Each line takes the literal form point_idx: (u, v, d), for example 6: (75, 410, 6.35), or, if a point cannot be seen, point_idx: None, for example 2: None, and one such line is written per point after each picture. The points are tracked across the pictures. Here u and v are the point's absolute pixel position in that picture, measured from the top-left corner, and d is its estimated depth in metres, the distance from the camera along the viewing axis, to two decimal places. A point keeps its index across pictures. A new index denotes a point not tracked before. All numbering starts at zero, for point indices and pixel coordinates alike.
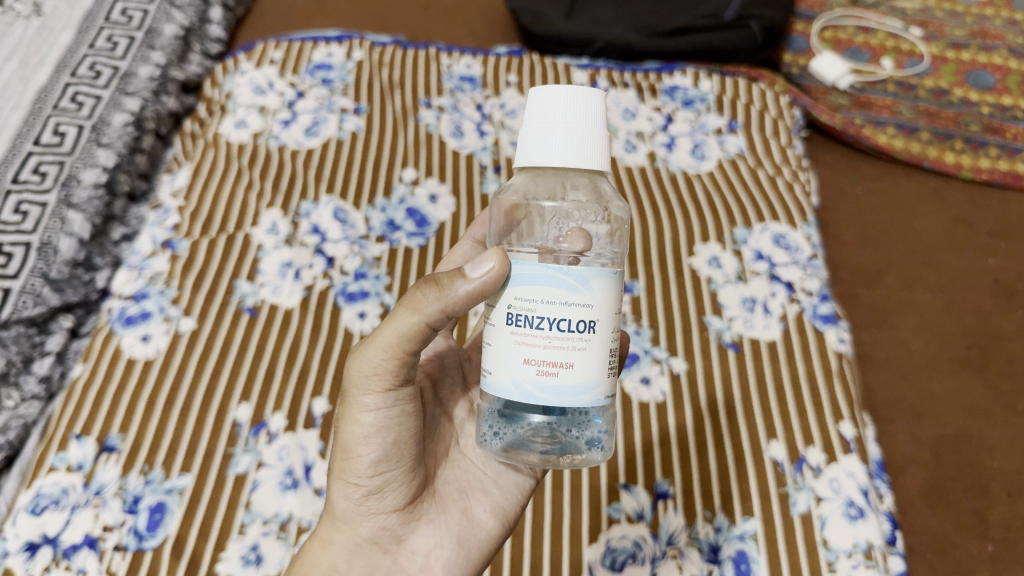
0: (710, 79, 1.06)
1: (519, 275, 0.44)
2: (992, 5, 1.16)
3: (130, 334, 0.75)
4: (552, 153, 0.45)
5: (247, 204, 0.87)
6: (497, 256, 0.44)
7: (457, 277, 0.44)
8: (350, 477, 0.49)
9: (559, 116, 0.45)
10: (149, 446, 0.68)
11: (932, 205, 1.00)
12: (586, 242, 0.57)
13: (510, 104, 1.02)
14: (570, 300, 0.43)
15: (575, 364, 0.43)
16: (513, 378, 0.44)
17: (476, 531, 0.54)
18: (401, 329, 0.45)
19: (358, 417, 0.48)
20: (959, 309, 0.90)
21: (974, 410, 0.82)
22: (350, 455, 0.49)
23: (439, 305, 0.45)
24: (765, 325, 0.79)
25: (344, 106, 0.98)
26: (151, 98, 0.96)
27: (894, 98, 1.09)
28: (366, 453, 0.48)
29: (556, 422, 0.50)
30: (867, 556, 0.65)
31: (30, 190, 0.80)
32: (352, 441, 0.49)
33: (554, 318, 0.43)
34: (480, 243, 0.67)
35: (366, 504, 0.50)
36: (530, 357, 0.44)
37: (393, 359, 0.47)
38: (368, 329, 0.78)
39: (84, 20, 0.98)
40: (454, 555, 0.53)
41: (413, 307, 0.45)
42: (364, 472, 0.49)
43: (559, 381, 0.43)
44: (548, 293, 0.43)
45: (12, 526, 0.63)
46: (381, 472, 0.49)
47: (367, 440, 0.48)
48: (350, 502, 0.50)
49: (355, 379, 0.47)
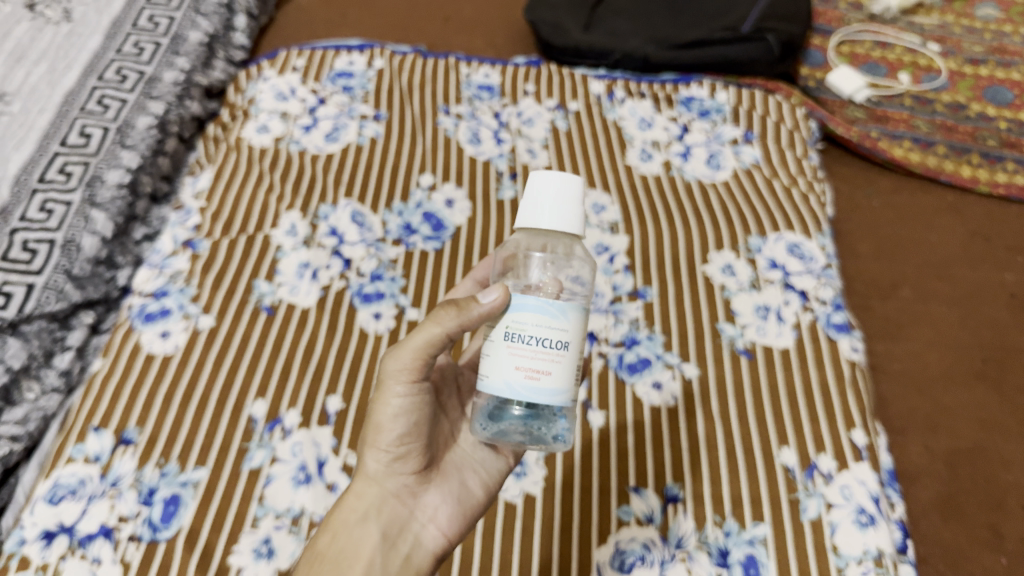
0: (727, 90, 1.06)
1: (516, 303, 0.47)
2: (1009, 22, 1.18)
3: (149, 331, 0.76)
4: (541, 221, 0.50)
5: (267, 206, 0.88)
6: (500, 287, 0.48)
7: (470, 300, 0.49)
8: (376, 449, 0.53)
9: (546, 200, 0.51)
10: (165, 440, 0.69)
11: (948, 219, 1.00)
12: (559, 287, 0.57)
13: (527, 113, 1.03)
14: (557, 323, 0.46)
15: (560, 373, 0.47)
16: (500, 382, 0.47)
17: (475, 493, 0.57)
18: (428, 334, 0.50)
19: (389, 401, 0.52)
20: (975, 322, 0.90)
21: (989, 424, 0.82)
22: (378, 429, 0.52)
23: (456, 321, 0.49)
24: (779, 333, 0.80)
25: (364, 112, 1.00)
26: (175, 102, 0.98)
27: (911, 111, 1.09)
28: (394, 428, 0.52)
29: (531, 420, 0.53)
30: (878, 563, 0.65)
31: (55, 190, 0.82)
32: (381, 417, 0.52)
33: (545, 334, 0.46)
34: (480, 284, 0.66)
35: (389, 473, 0.53)
36: (520, 364, 0.46)
37: (423, 355, 0.51)
38: (383, 331, 0.79)
39: (111, 26, 1.00)
40: (456, 512, 0.55)
41: (435, 320, 0.50)
42: (391, 444, 0.52)
43: (543, 387, 0.46)
44: (536, 312, 0.46)
45: (30, 515, 0.64)
46: (406, 445, 0.53)
47: (396, 418, 0.52)
48: (375, 470, 0.53)
49: (389, 371, 0.52)
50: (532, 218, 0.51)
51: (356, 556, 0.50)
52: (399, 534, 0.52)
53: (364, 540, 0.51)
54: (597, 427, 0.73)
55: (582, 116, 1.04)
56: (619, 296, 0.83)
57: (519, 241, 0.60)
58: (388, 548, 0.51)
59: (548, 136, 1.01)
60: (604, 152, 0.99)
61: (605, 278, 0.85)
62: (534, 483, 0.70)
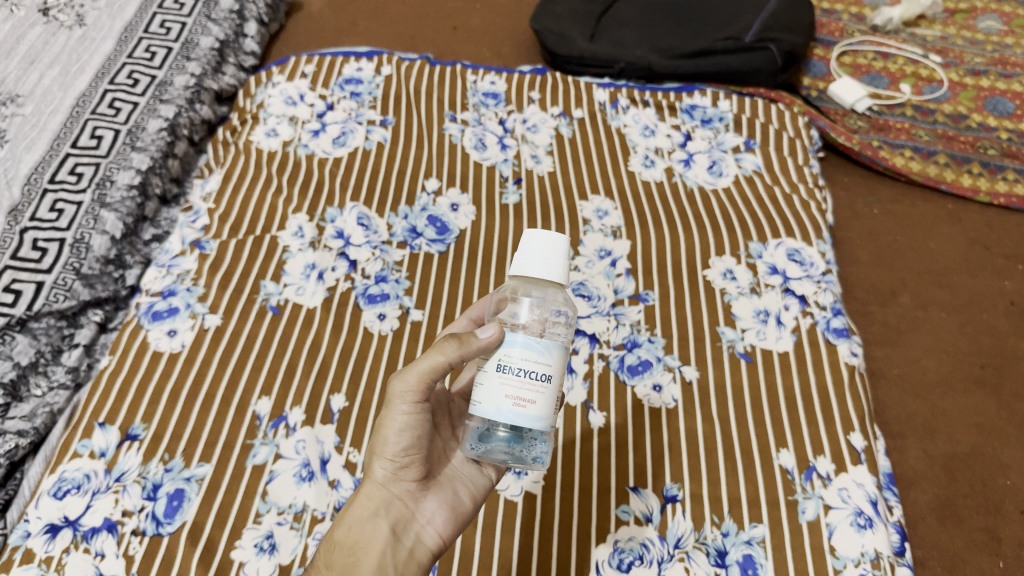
0: (729, 99, 1.08)
1: (508, 339, 0.48)
2: (1011, 34, 1.20)
3: (156, 329, 0.77)
4: (531, 270, 0.51)
5: (275, 208, 0.89)
6: (496, 325, 0.49)
7: (471, 334, 0.49)
8: (383, 458, 0.53)
9: (533, 254, 0.51)
10: (171, 435, 0.70)
11: (948, 228, 1.02)
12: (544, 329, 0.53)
13: (532, 120, 1.05)
14: (544, 357, 0.47)
15: (545, 401, 0.48)
16: (489, 407, 0.48)
17: (468, 499, 0.57)
18: (433, 360, 0.51)
19: (396, 417, 0.52)
20: (973, 329, 0.91)
21: (987, 429, 0.83)
22: (384, 439, 0.53)
23: (458, 353, 0.49)
24: (778, 336, 0.81)
25: (371, 118, 1.01)
26: (186, 105, 0.99)
27: (912, 121, 1.10)
28: (399, 441, 0.52)
29: (514, 443, 0.52)
30: (875, 565, 0.65)
31: (66, 190, 0.85)
32: (388, 429, 0.53)
33: (533, 366, 0.47)
34: (475, 322, 0.63)
35: (394, 478, 0.54)
36: (509, 391, 0.47)
37: (429, 379, 0.51)
38: (387, 331, 0.80)
39: (124, 31, 1.03)
40: (452, 516, 0.56)
41: (440, 349, 0.50)
42: (396, 455, 0.53)
43: (529, 414, 0.47)
44: (524, 347, 0.47)
45: (35, 509, 0.65)
46: (410, 456, 0.53)
47: (401, 432, 0.52)
48: (380, 477, 0.53)
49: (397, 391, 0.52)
50: (521, 267, 0.51)
51: (364, 552, 0.51)
52: (405, 534, 0.53)
53: (373, 536, 0.52)
54: (597, 428, 0.74)
55: (586, 123, 1.05)
56: (620, 299, 0.84)
57: (513, 284, 0.56)
58: (396, 544, 0.52)
59: (552, 142, 1.02)
60: (607, 158, 1.00)
61: (607, 282, 0.86)
62: (534, 482, 0.70)
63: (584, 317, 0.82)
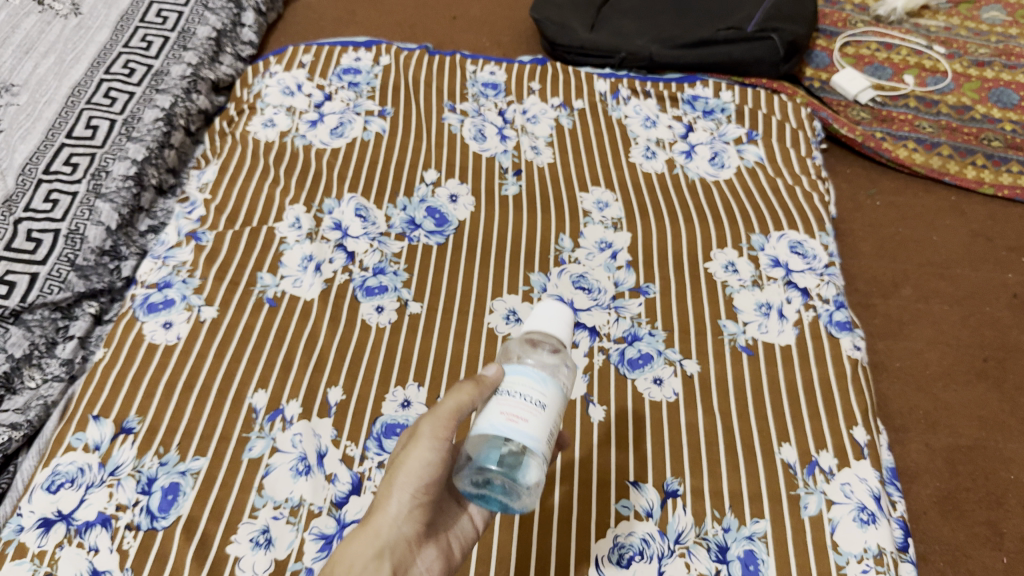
0: (731, 90, 1.07)
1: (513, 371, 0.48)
2: (1016, 25, 1.19)
3: (152, 321, 0.76)
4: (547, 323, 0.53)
5: (272, 199, 0.88)
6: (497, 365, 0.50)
7: (487, 374, 0.49)
8: (401, 491, 0.49)
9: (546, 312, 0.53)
10: (166, 429, 0.69)
11: (951, 220, 1.02)
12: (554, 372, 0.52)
13: (532, 110, 1.04)
14: (538, 388, 0.47)
15: (533, 422, 0.46)
16: (484, 424, 0.47)
17: (453, 549, 0.55)
18: (458, 400, 0.48)
19: (421, 453, 0.49)
20: (976, 322, 0.91)
21: (989, 422, 0.82)
22: (409, 473, 0.49)
23: (478, 395, 0.49)
24: (780, 330, 0.80)
25: (369, 108, 1.00)
26: (182, 95, 0.98)
27: (916, 113, 1.09)
28: (420, 479, 0.49)
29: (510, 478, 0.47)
30: (878, 561, 0.65)
31: (61, 180, 0.84)
32: (412, 463, 0.49)
33: (528, 394, 0.47)
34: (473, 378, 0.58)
35: (406, 518, 0.49)
36: (504, 408, 0.46)
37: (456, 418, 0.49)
38: (385, 323, 0.79)
39: (120, 20, 1.02)
40: (441, 562, 0.53)
41: (458, 391, 0.48)
42: (415, 494, 0.49)
43: (520, 430, 0.45)
44: (526, 376, 0.48)
45: (28, 503, 0.64)
46: (425, 495, 0.50)
47: (425, 470, 0.49)
48: (393, 514, 0.49)
49: (429, 429, 0.49)
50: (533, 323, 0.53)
51: None
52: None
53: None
54: (597, 421, 0.73)
55: (587, 113, 1.04)
56: (621, 292, 0.83)
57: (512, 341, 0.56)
58: None
59: (552, 133, 1.01)
60: (608, 149, 0.99)
61: (607, 274, 0.85)
62: None
63: (584, 310, 0.82)
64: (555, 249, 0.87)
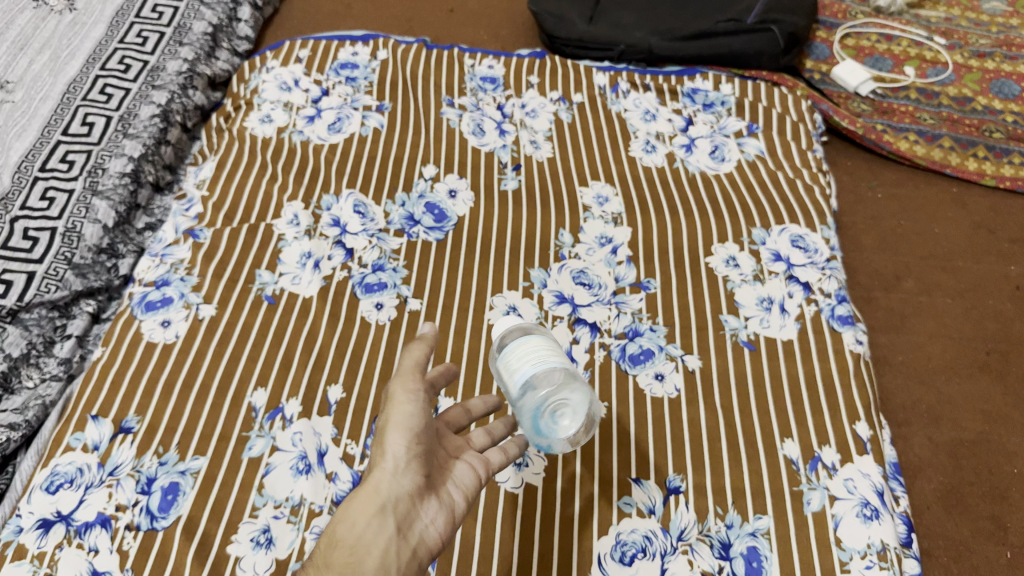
0: (731, 82, 1.06)
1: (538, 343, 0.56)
2: (1016, 15, 1.18)
3: (151, 319, 0.76)
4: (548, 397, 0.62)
5: (270, 196, 0.88)
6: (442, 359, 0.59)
7: (422, 346, 0.55)
8: (394, 445, 0.49)
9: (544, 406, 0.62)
10: (165, 428, 0.68)
11: (953, 212, 1.01)
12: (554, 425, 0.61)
13: (531, 105, 1.03)
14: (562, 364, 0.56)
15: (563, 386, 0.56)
16: (540, 362, 0.54)
17: (462, 505, 0.53)
18: (410, 359, 0.54)
19: (398, 408, 0.51)
20: (979, 315, 0.90)
21: (992, 416, 0.82)
22: (398, 426, 0.50)
23: (421, 355, 0.55)
24: (782, 324, 0.80)
25: (367, 103, 0.99)
26: (179, 91, 0.97)
27: (916, 105, 1.09)
28: (404, 428, 0.50)
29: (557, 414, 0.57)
30: (882, 557, 0.65)
31: (57, 177, 0.83)
32: (394, 416, 0.51)
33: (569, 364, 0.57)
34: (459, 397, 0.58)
35: (403, 471, 0.49)
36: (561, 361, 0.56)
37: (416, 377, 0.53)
38: (385, 321, 0.79)
39: (116, 16, 1.01)
40: (450, 518, 0.51)
41: (410, 354, 0.55)
42: (406, 447, 0.49)
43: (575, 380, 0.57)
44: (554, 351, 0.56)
45: (27, 504, 0.64)
46: (416, 446, 0.50)
47: (409, 420, 0.51)
48: (387, 469, 0.48)
49: (400, 390, 0.52)
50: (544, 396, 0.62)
51: (366, 551, 0.45)
52: (409, 530, 0.48)
53: (379, 530, 0.46)
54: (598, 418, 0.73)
55: (586, 107, 1.03)
56: (622, 288, 0.83)
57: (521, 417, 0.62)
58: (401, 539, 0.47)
59: (551, 127, 1.00)
60: (608, 143, 0.99)
61: (607, 269, 0.85)
62: (534, 473, 0.69)
63: (585, 306, 0.81)
64: (555, 245, 0.87)
